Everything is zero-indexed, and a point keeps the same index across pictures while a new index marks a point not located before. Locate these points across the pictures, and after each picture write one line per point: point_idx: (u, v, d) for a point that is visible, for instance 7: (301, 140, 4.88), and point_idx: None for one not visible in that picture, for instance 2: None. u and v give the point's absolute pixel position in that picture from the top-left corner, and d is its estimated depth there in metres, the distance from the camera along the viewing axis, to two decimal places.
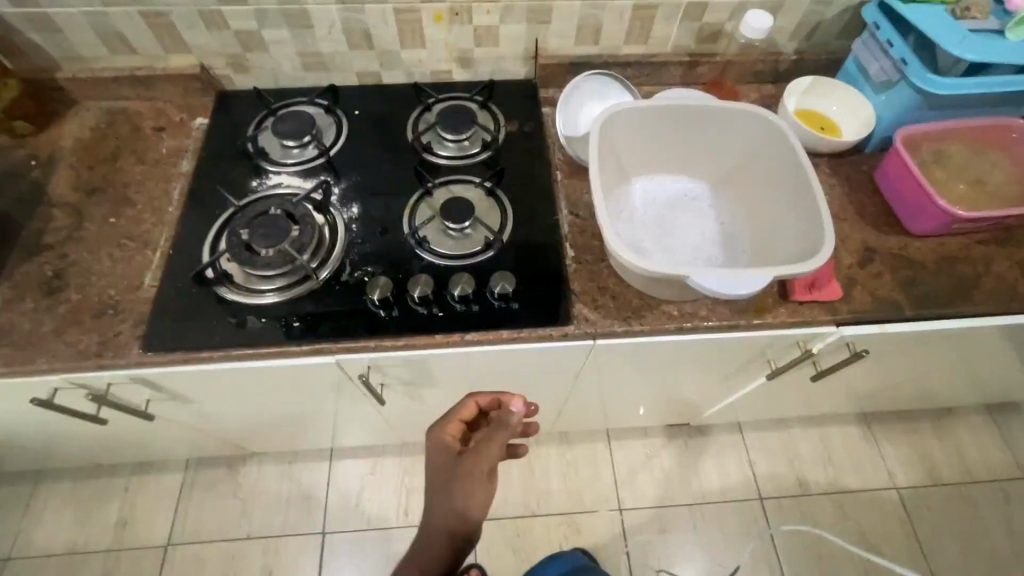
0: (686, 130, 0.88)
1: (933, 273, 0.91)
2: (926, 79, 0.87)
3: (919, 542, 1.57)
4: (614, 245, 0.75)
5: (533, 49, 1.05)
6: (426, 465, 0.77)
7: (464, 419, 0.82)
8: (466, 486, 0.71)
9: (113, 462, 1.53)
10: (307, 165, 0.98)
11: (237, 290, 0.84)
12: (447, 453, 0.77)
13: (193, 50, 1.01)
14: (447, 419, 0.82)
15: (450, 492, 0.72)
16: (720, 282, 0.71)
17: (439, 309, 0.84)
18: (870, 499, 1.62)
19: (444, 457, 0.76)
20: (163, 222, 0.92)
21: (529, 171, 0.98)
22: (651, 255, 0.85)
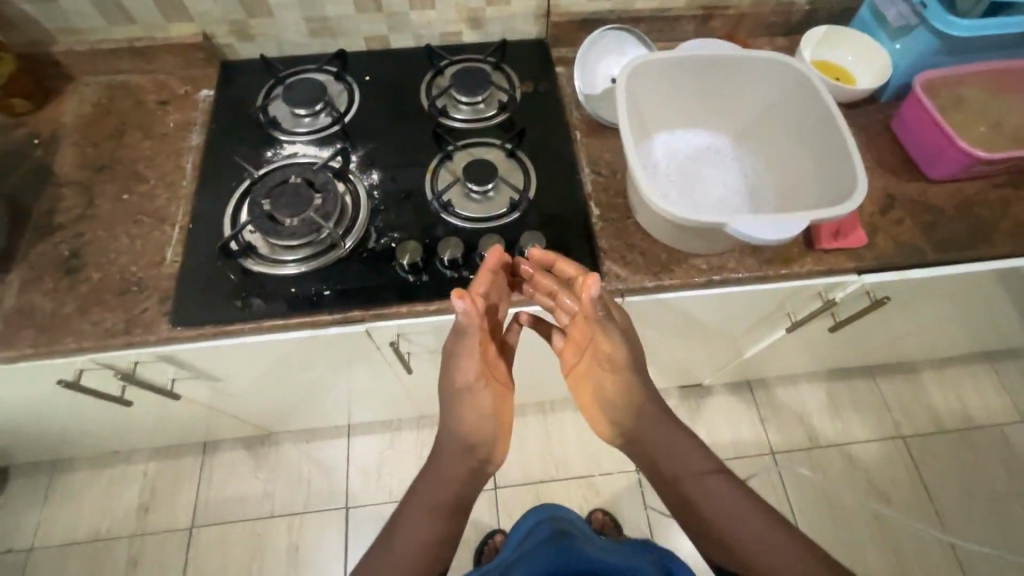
0: (709, 81, 0.87)
1: (953, 217, 0.92)
2: (943, 20, 0.88)
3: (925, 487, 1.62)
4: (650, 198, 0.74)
5: (545, 7, 1.02)
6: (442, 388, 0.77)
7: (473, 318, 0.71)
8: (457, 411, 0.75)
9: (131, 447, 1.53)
10: (321, 133, 0.96)
11: (262, 262, 0.82)
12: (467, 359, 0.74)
13: (194, 18, 0.97)
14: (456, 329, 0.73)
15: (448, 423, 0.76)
16: (756, 229, 0.71)
17: (469, 272, 0.82)
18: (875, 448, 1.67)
19: (476, 364, 0.74)
20: (178, 196, 0.90)
21: (548, 131, 0.97)
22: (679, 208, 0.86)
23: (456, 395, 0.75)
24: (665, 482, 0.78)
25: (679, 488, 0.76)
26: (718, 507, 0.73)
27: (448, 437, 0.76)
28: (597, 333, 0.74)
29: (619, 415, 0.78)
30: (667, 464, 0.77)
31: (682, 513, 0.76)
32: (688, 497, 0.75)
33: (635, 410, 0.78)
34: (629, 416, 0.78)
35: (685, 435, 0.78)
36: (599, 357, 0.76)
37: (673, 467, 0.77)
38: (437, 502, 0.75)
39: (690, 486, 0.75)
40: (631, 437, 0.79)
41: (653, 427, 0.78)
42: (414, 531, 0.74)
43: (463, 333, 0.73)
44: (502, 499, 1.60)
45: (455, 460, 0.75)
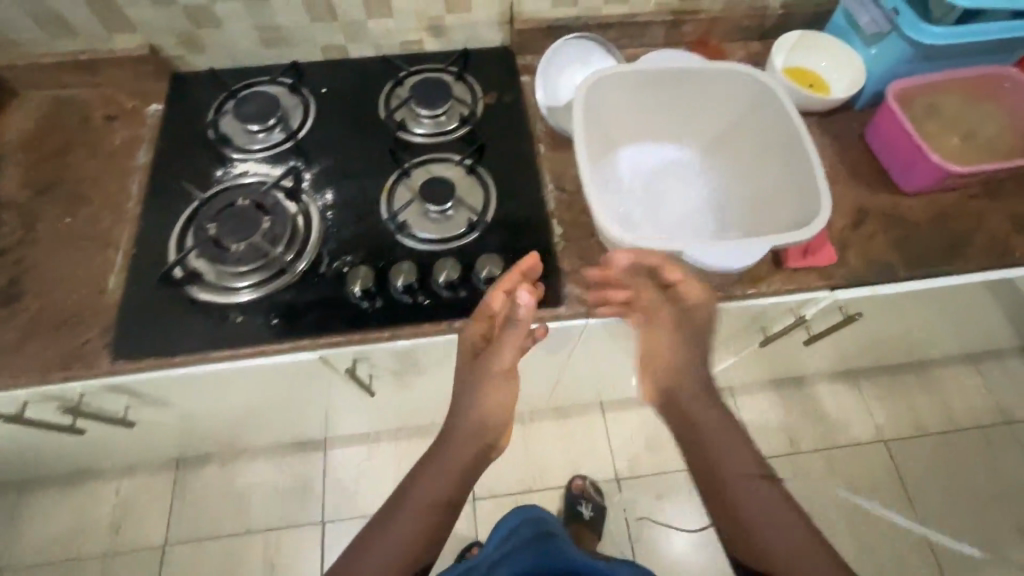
0: (676, 93, 0.84)
1: (926, 231, 0.89)
2: (918, 29, 0.84)
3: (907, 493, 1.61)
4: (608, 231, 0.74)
5: (509, 14, 0.98)
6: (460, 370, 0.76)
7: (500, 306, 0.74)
8: (479, 391, 0.73)
9: (101, 465, 1.50)
10: (274, 150, 0.92)
11: (208, 289, 0.79)
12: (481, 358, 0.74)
13: (139, 29, 0.93)
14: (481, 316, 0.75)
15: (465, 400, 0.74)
16: None
17: (425, 298, 0.80)
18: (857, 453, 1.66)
19: (512, 354, 0.73)
20: (124, 219, 0.86)
21: (511, 145, 0.93)
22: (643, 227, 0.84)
23: (488, 378, 0.73)
24: (707, 477, 0.70)
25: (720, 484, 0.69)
26: (762, 512, 0.66)
27: (459, 417, 0.73)
28: (645, 293, 0.78)
29: (682, 398, 0.75)
30: (713, 457, 0.70)
31: (719, 516, 0.68)
32: (731, 499, 0.68)
33: (689, 395, 0.75)
34: (689, 404, 0.74)
35: (733, 426, 0.72)
36: (665, 321, 0.78)
37: (719, 461, 0.70)
38: (438, 492, 0.70)
39: (731, 484, 0.68)
40: (682, 405, 0.75)
41: (708, 409, 0.73)
42: (410, 523, 0.68)
43: (509, 324, 0.74)
44: (482, 510, 1.58)
45: (461, 443, 0.71)
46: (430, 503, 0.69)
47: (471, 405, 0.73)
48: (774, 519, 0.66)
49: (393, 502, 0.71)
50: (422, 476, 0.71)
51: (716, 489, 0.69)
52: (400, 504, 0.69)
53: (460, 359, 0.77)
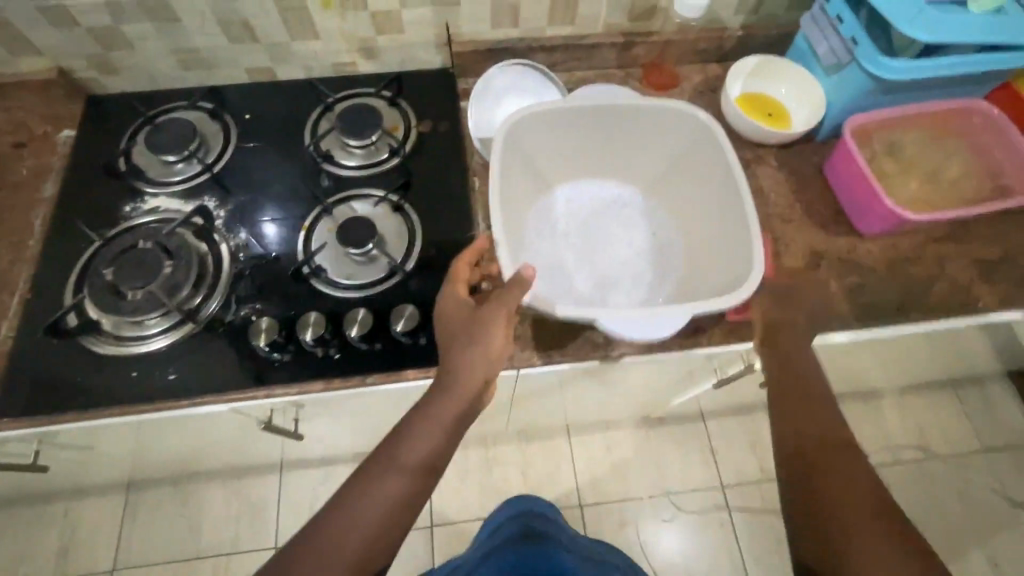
0: (611, 129, 0.77)
1: (884, 278, 0.83)
2: (878, 63, 0.78)
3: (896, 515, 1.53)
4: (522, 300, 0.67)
5: (445, 35, 0.92)
6: (454, 325, 0.67)
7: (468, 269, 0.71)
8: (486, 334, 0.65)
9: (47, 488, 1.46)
10: (190, 183, 0.86)
11: (103, 341, 0.74)
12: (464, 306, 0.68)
13: (45, 51, 0.86)
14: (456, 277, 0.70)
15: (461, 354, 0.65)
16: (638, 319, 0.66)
17: (337, 350, 0.74)
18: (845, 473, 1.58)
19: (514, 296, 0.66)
20: (22, 259, 0.80)
21: (444, 179, 0.88)
22: (571, 276, 0.77)
23: (486, 324, 0.66)
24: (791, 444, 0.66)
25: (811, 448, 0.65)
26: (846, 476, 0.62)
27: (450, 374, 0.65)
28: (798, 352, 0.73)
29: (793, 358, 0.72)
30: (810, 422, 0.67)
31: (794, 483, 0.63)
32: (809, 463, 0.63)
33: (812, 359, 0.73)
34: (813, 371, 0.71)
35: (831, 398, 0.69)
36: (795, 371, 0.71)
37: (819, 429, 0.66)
38: (424, 451, 0.63)
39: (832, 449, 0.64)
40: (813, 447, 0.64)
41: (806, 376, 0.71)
42: (396, 481, 0.62)
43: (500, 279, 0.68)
44: (440, 536, 1.54)
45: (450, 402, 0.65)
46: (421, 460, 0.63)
47: (465, 355, 0.65)
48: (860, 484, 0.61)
49: (380, 453, 0.64)
50: (411, 438, 0.63)
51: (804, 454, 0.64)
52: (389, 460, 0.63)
53: (451, 320, 0.68)
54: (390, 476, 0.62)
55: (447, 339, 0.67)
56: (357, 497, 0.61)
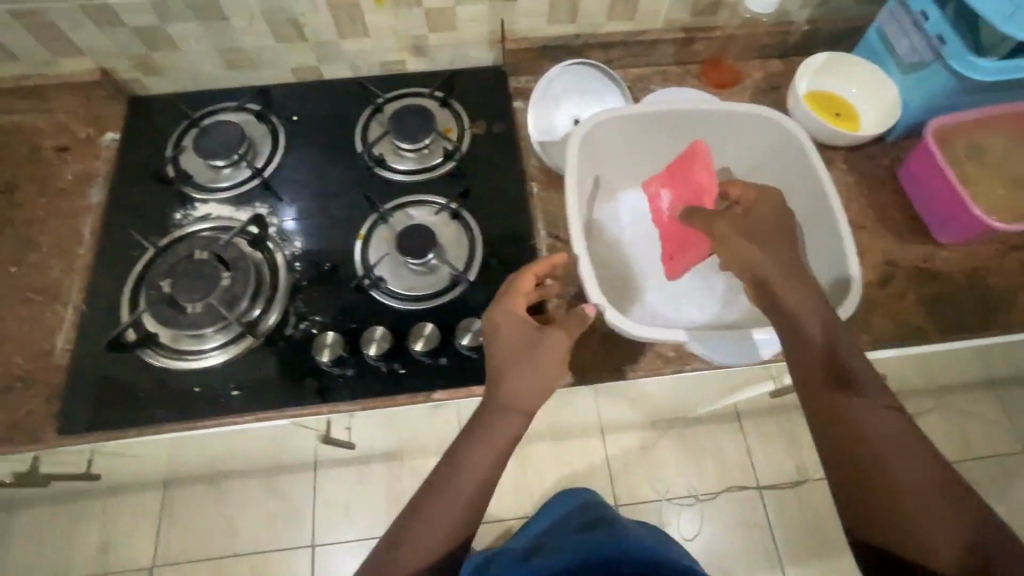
0: (685, 135, 0.77)
1: (962, 288, 0.80)
2: (968, 64, 0.74)
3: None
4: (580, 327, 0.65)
5: (499, 32, 0.88)
6: (505, 347, 0.63)
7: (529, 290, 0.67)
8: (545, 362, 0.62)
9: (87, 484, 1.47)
10: (239, 189, 0.84)
11: (164, 354, 0.72)
12: (523, 325, 0.64)
13: (87, 52, 0.83)
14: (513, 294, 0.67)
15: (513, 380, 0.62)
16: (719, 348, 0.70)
17: (400, 365, 0.72)
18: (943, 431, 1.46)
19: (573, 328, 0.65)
20: (74, 269, 0.79)
21: (502, 184, 0.85)
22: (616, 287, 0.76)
23: (540, 351, 0.62)
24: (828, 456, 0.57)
25: (854, 458, 0.55)
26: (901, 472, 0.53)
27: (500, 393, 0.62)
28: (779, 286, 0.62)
29: (810, 350, 0.60)
30: (836, 425, 0.56)
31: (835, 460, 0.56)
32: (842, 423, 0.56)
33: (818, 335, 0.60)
34: (817, 354, 0.59)
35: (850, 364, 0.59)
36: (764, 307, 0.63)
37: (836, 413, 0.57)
38: (486, 459, 0.61)
39: (870, 448, 0.54)
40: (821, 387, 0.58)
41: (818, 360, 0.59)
42: (458, 499, 0.60)
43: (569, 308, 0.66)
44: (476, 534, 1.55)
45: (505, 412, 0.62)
46: (481, 480, 0.61)
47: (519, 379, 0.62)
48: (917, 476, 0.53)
49: (437, 475, 0.62)
50: (462, 451, 0.61)
51: (849, 471, 0.55)
52: (448, 480, 0.61)
53: (502, 340, 0.63)
54: (448, 496, 0.60)
55: (504, 363, 0.63)
56: (422, 519, 0.59)
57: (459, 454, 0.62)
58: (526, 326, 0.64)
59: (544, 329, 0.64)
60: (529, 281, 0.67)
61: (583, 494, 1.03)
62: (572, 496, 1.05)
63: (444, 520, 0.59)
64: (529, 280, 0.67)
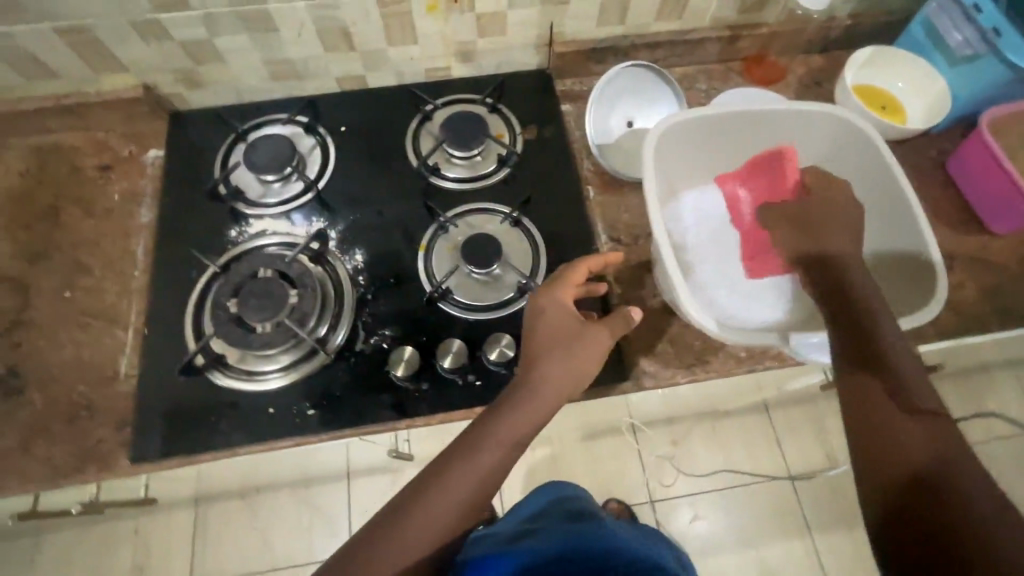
0: (752, 135, 0.78)
1: (1019, 276, 0.81)
2: (1022, 53, 0.75)
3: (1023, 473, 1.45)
4: (628, 324, 0.66)
5: (547, 35, 0.87)
6: (549, 332, 0.64)
7: (578, 283, 0.68)
8: (585, 353, 0.63)
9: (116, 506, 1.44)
10: (293, 204, 0.82)
11: (235, 375, 0.71)
12: (565, 316, 0.65)
13: (131, 68, 0.81)
14: (560, 284, 0.68)
15: (554, 362, 0.62)
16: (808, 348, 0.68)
17: (476, 377, 0.71)
18: (972, 415, 1.48)
19: (617, 327, 0.65)
20: (130, 290, 0.77)
21: (558, 189, 0.84)
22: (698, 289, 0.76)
23: (576, 341, 0.63)
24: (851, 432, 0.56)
25: (870, 432, 0.54)
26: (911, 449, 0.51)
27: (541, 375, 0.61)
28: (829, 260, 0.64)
29: (855, 333, 0.59)
30: (860, 401, 0.56)
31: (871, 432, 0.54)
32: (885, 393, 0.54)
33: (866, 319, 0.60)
34: (861, 336, 0.58)
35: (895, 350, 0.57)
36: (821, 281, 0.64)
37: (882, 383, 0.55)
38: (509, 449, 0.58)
39: (891, 424, 0.53)
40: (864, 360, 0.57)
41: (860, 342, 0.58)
42: (456, 496, 0.55)
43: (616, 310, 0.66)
44: None
45: (541, 400, 0.61)
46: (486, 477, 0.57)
47: (556, 366, 0.62)
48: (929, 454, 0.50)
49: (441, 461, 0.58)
50: (486, 439, 0.58)
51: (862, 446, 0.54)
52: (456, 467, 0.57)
53: (547, 324, 0.64)
54: (452, 482, 0.56)
55: (544, 346, 0.63)
56: (419, 499, 0.55)
57: (472, 441, 0.58)
58: (569, 317, 0.65)
59: (586, 323, 0.65)
60: (579, 273, 0.68)
61: (558, 487, 0.82)
62: (548, 487, 0.83)
63: (438, 505, 0.54)
64: (578, 273, 0.67)
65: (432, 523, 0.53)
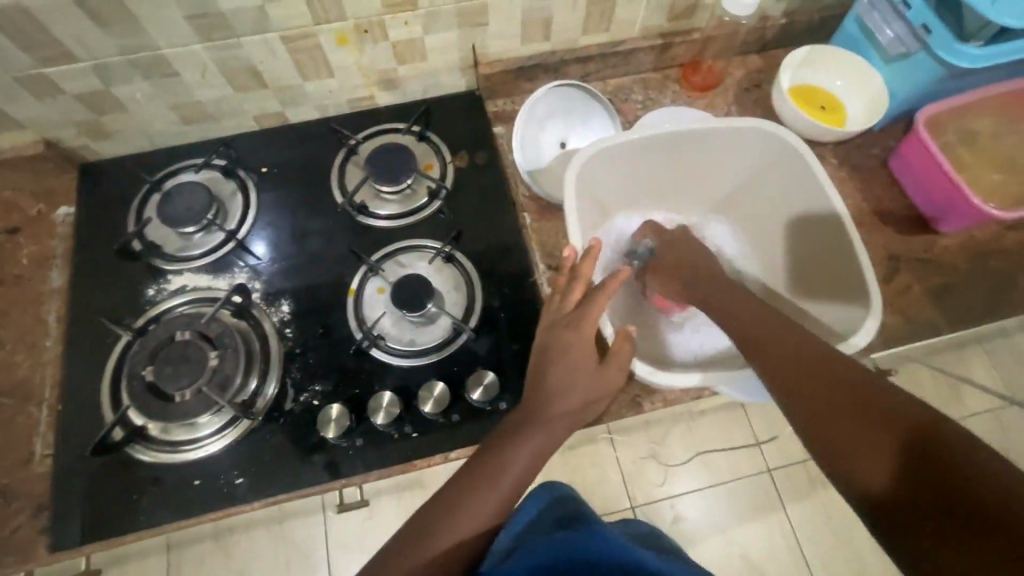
0: (682, 152, 0.77)
1: (966, 275, 0.79)
2: (953, 51, 0.72)
3: (1007, 451, 1.41)
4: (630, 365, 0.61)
5: (472, 57, 0.83)
6: (560, 371, 0.58)
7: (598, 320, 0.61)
8: (590, 394, 0.57)
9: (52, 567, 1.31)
10: (215, 255, 0.78)
11: (156, 449, 0.67)
12: (583, 357, 0.58)
13: (27, 124, 0.76)
14: (579, 323, 0.60)
15: (544, 404, 0.57)
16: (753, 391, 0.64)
17: (412, 429, 0.69)
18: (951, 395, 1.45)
19: (627, 355, 0.59)
20: (44, 362, 0.73)
21: (493, 218, 0.81)
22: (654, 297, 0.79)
23: (577, 373, 0.58)
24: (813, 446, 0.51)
25: (832, 442, 0.49)
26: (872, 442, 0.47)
27: (545, 412, 0.57)
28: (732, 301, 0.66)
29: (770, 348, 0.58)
30: (811, 411, 0.52)
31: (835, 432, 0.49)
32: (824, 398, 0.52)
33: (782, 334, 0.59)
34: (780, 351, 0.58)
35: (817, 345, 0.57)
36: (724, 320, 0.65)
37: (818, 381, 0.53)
38: (501, 487, 0.53)
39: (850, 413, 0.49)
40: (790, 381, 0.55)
41: (783, 352, 0.57)
42: (446, 544, 0.50)
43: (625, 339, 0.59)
44: None
45: (533, 435, 0.56)
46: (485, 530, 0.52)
47: (548, 402, 0.57)
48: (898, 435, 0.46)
49: (424, 524, 0.52)
50: (468, 484, 0.53)
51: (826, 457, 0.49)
52: (446, 527, 0.51)
53: (558, 368, 0.58)
54: (439, 543, 0.50)
55: (552, 390, 0.57)
56: (398, 563, 0.50)
57: (456, 495, 0.53)
58: (580, 359, 0.58)
59: (605, 364, 0.59)
60: (601, 304, 0.61)
61: None
62: (541, 495, 0.54)
63: (430, 565, 0.49)
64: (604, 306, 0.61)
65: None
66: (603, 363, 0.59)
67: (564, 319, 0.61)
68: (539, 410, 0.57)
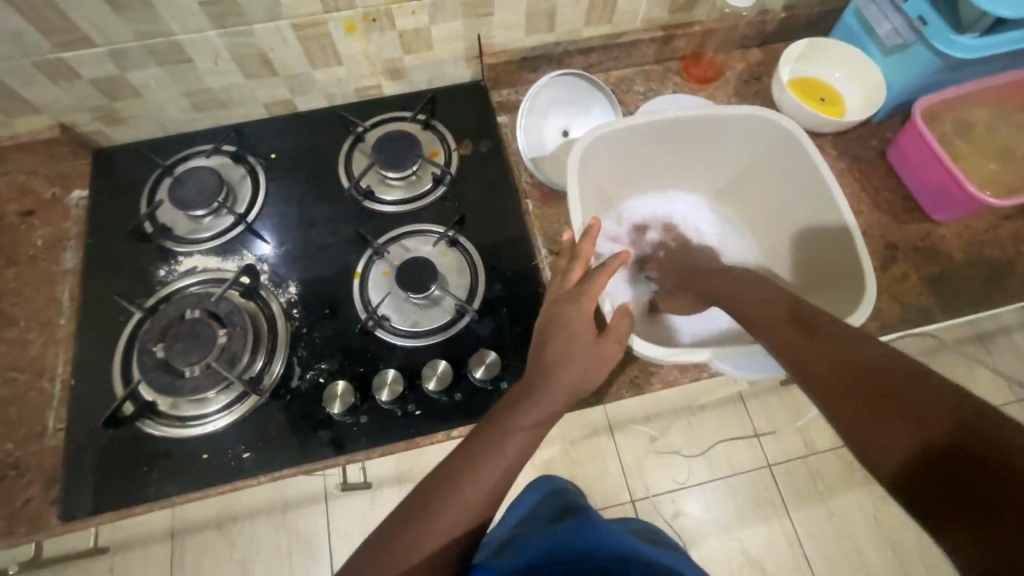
0: (686, 140, 0.79)
1: (962, 263, 0.80)
2: (950, 42, 0.73)
3: None
4: (627, 339, 0.62)
5: (477, 47, 0.85)
6: (561, 339, 0.60)
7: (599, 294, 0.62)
8: (592, 364, 0.59)
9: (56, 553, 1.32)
10: (223, 238, 0.80)
11: (167, 422, 0.69)
12: (585, 326, 0.60)
13: (44, 109, 0.78)
14: (577, 295, 0.62)
15: (548, 370, 0.58)
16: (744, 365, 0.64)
17: (416, 407, 0.70)
18: None
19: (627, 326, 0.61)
20: (57, 339, 0.74)
21: (496, 204, 0.83)
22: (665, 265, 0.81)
23: (575, 340, 0.59)
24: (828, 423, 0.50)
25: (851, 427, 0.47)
26: (885, 436, 0.44)
27: (549, 380, 0.58)
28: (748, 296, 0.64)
29: (792, 331, 0.56)
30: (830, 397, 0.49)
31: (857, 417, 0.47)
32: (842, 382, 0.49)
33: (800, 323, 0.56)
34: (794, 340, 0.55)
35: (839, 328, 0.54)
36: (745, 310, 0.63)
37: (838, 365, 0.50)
38: (511, 446, 0.55)
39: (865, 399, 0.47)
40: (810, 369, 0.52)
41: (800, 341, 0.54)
42: (464, 498, 0.52)
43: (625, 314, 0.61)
44: None
45: (538, 401, 0.57)
46: (487, 497, 0.53)
47: (551, 369, 0.58)
48: (910, 417, 0.43)
49: (436, 484, 0.54)
50: (476, 444, 0.55)
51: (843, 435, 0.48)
52: (444, 501, 0.52)
53: (559, 336, 0.60)
54: (457, 499, 0.52)
55: (556, 356, 0.59)
56: (428, 518, 0.51)
57: (468, 456, 0.54)
58: (580, 330, 0.60)
59: (604, 334, 0.60)
60: (601, 281, 0.62)
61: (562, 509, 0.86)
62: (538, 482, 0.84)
63: (450, 519, 0.51)
64: (601, 283, 0.62)
65: (446, 527, 0.51)
66: (603, 333, 0.61)
67: (563, 295, 0.63)
68: (540, 383, 0.58)
